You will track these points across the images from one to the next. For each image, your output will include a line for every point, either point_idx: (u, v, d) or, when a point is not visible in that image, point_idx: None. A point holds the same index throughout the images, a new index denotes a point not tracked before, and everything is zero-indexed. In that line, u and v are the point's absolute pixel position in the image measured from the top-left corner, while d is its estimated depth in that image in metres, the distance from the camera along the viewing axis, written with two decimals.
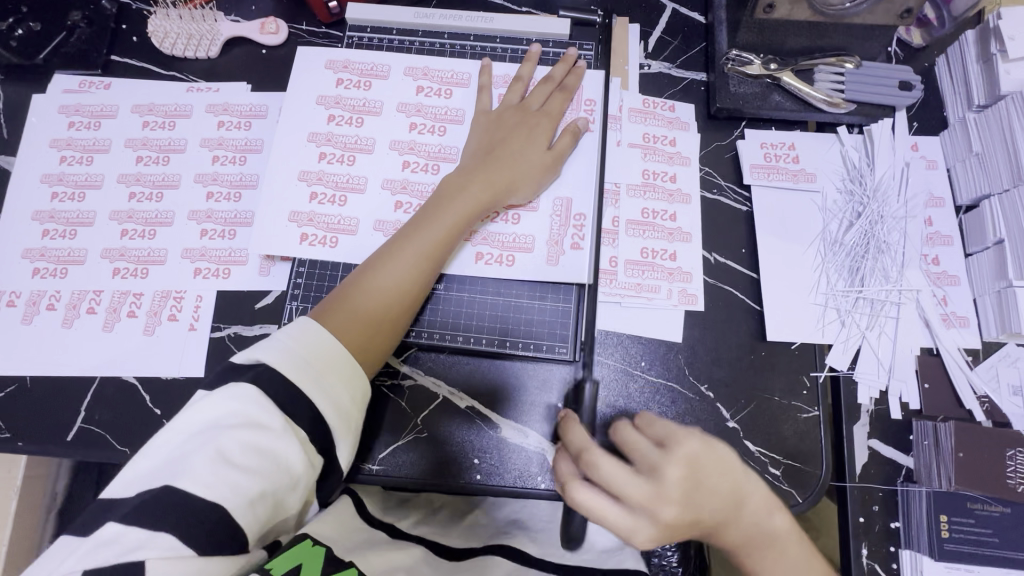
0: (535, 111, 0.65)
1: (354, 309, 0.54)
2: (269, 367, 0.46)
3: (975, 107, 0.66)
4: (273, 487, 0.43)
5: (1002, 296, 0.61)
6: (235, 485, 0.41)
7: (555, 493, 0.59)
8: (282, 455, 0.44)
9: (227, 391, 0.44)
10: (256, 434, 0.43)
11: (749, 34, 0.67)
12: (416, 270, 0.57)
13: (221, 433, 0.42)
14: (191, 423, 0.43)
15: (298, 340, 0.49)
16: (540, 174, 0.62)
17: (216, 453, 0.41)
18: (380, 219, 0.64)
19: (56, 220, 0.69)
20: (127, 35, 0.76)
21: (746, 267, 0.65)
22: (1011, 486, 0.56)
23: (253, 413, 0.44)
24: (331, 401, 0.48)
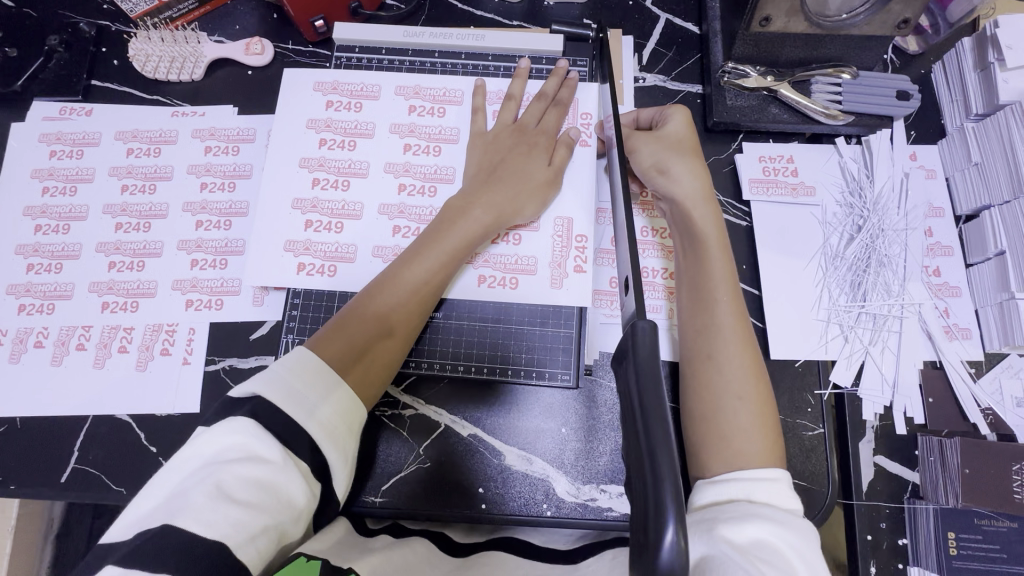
0: (533, 130, 0.63)
1: (353, 338, 0.52)
2: (265, 399, 0.45)
3: (973, 116, 0.65)
4: (276, 520, 0.41)
5: (1004, 308, 0.60)
6: (238, 523, 0.39)
7: (560, 521, 0.58)
8: (283, 488, 0.42)
9: (226, 425, 0.43)
10: (254, 467, 0.42)
11: (745, 46, 0.66)
12: (415, 298, 0.56)
13: (219, 468, 0.41)
14: (191, 459, 0.42)
15: (295, 373, 0.47)
16: (544, 191, 0.61)
17: (215, 487, 0.39)
18: (378, 244, 0.62)
19: (41, 253, 0.67)
20: (107, 58, 0.74)
21: (748, 284, 0.64)
22: (1018, 500, 0.56)
23: (251, 445, 0.42)
24: (330, 433, 0.46)
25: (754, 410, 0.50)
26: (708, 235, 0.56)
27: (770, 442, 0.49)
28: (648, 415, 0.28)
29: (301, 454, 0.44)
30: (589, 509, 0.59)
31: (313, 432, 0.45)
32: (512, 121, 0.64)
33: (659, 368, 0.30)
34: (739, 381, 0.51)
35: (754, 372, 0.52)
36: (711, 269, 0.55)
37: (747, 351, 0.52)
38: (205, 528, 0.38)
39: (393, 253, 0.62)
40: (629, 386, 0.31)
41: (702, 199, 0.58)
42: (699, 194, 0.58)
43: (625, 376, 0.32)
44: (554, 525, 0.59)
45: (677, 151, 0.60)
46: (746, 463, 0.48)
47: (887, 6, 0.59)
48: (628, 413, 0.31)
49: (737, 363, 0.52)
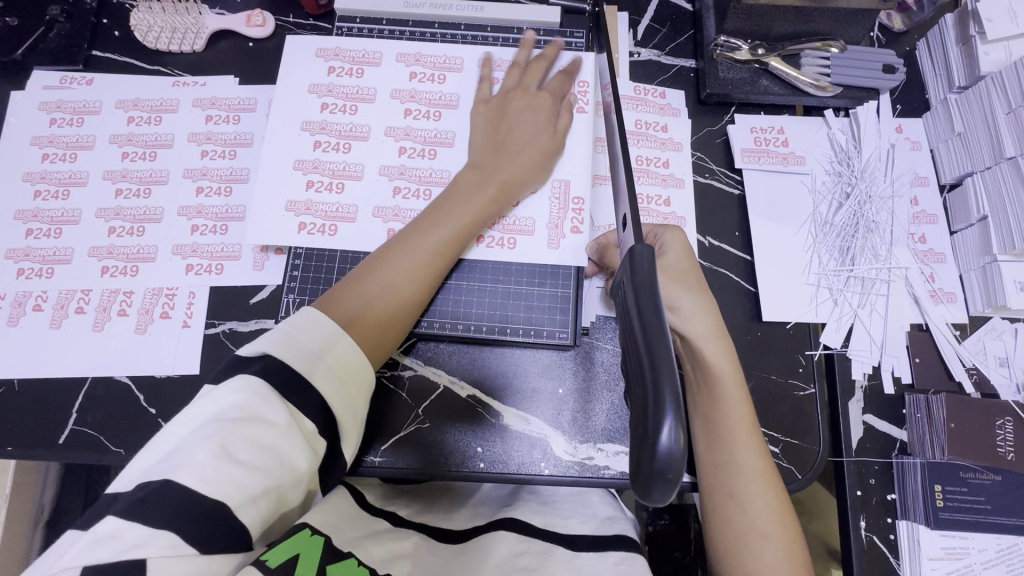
0: (537, 90, 0.64)
1: (365, 298, 0.53)
2: (274, 358, 0.45)
3: (955, 89, 0.68)
4: (277, 483, 0.41)
5: (986, 271, 0.62)
6: (239, 483, 0.39)
7: (556, 479, 0.59)
8: (286, 452, 0.42)
9: (232, 384, 0.43)
10: (257, 429, 0.41)
11: (738, 18, 0.68)
12: (424, 263, 0.56)
13: (223, 427, 0.40)
14: (195, 416, 0.41)
15: (302, 332, 0.47)
16: (548, 148, 0.62)
17: (219, 447, 0.39)
18: (378, 205, 0.63)
19: (40, 219, 0.67)
20: (108, 29, 0.75)
21: (740, 250, 0.66)
22: (1001, 454, 0.58)
23: (257, 406, 0.42)
24: (340, 392, 0.47)
25: (780, 546, 0.51)
26: (722, 377, 0.54)
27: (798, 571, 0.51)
28: (650, 339, 0.29)
29: (308, 413, 0.44)
30: (587, 468, 0.60)
31: (320, 389, 0.46)
32: (518, 84, 0.65)
33: (658, 294, 0.31)
34: (766, 524, 0.52)
35: (778, 506, 0.52)
36: (727, 406, 0.54)
37: (766, 488, 0.53)
38: (208, 486, 0.38)
39: (394, 214, 0.63)
40: (630, 310, 0.32)
41: (713, 337, 0.55)
42: (711, 330, 0.55)
43: (626, 305, 0.33)
44: (551, 484, 0.60)
45: (682, 285, 0.55)
46: None
47: None
48: (630, 344, 0.32)
49: (761, 502, 0.52)
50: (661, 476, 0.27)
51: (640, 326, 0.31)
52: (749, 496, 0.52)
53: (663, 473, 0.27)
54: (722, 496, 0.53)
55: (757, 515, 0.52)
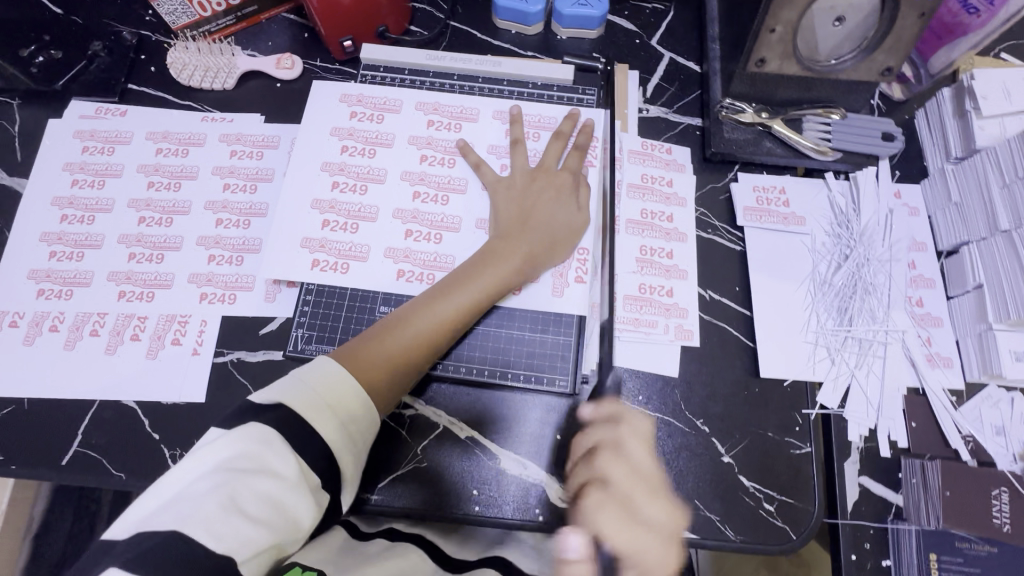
0: (556, 170, 0.66)
1: (386, 351, 0.55)
2: (291, 411, 0.47)
3: (952, 159, 0.70)
4: (282, 538, 0.43)
5: (983, 339, 0.63)
6: (246, 538, 0.41)
7: (550, 526, 0.59)
8: (291, 507, 0.43)
9: (245, 431, 0.44)
10: (266, 481, 0.43)
11: (743, 84, 0.71)
12: (445, 326, 0.58)
13: (234, 478, 0.42)
14: (202, 463, 0.42)
15: (315, 386, 0.49)
16: (562, 196, 0.65)
17: (228, 498, 0.41)
18: (390, 246, 0.66)
19: (64, 242, 0.70)
20: (145, 65, 0.79)
21: (741, 305, 0.67)
22: (996, 525, 0.57)
23: (266, 459, 0.44)
24: (344, 436, 0.48)
25: None
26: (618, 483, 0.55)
27: None
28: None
29: (315, 464, 0.46)
30: None
31: (326, 438, 0.47)
32: (528, 167, 0.67)
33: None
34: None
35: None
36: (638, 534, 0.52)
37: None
38: (213, 539, 0.39)
39: (405, 254, 0.65)
40: None
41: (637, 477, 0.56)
42: (643, 469, 0.57)
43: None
44: (544, 530, 0.60)
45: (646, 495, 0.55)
46: None
47: (873, 54, 0.65)
48: None
49: None
50: None
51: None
52: None
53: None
54: None
55: None
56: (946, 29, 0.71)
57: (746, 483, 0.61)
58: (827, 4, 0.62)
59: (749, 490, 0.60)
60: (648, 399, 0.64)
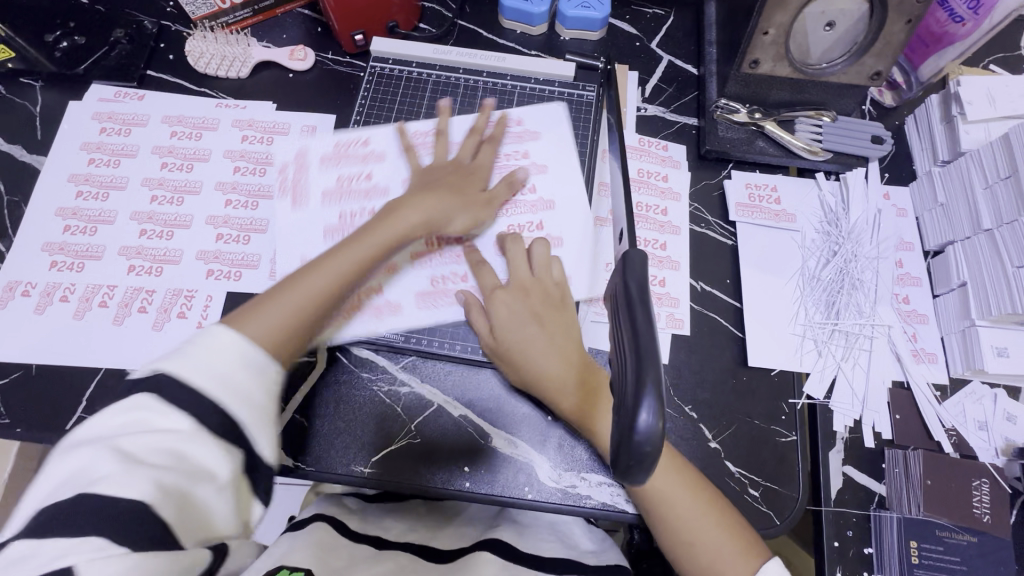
0: (468, 164, 0.69)
1: (287, 303, 0.52)
2: (170, 375, 0.43)
3: (939, 162, 0.72)
4: (185, 482, 0.40)
5: (966, 335, 0.65)
6: (158, 487, 0.39)
7: (539, 504, 0.61)
8: (187, 454, 0.41)
9: (126, 400, 0.42)
10: (134, 438, 0.40)
11: (737, 86, 0.74)
12: (339, 287, 0.55)
13: (115, 441, 0.40)
14: (98, 428, 0.41)
15: (211, 353, 0.44)
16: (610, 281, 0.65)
17: (121, 455, 0.39)
18: (330, 222, 0.68)
19: (78, 217, 0.72)
20: (164, 53, 0.82)
21: (730, 297, 0.69)
22: (977, 515, 0.59)
23: (147, 419, 0.41)
24: (238, 398, 0.44)
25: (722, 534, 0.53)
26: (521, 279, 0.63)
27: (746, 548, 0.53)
28: (639, 340, 0.33)
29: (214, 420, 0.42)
30: (568, 495, 0.61)
31: (216, 401, 0.43)
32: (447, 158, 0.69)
33: (647, 297, 0.34)
34: (720, 552, 0.53)
35: (734, 541, 0.53)
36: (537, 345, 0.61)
37: (716, 519, 0.54)
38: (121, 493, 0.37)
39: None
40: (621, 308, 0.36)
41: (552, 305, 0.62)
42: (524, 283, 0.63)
43: (619, 313, 0.36)
44: (532, 509, 0.61)
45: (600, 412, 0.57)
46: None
47: (862, 58, 0.68)
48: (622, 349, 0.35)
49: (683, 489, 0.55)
50: (641, 452, 0.31)
51: (631, 331, 0.34)
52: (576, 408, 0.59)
53: (643, 448, 0.31)
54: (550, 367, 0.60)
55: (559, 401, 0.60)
56: (934, 38, 0.73)
57: (732, 469, 0.61)
58: (819, 8, 0.65)
59: (735, 476, 0.61)
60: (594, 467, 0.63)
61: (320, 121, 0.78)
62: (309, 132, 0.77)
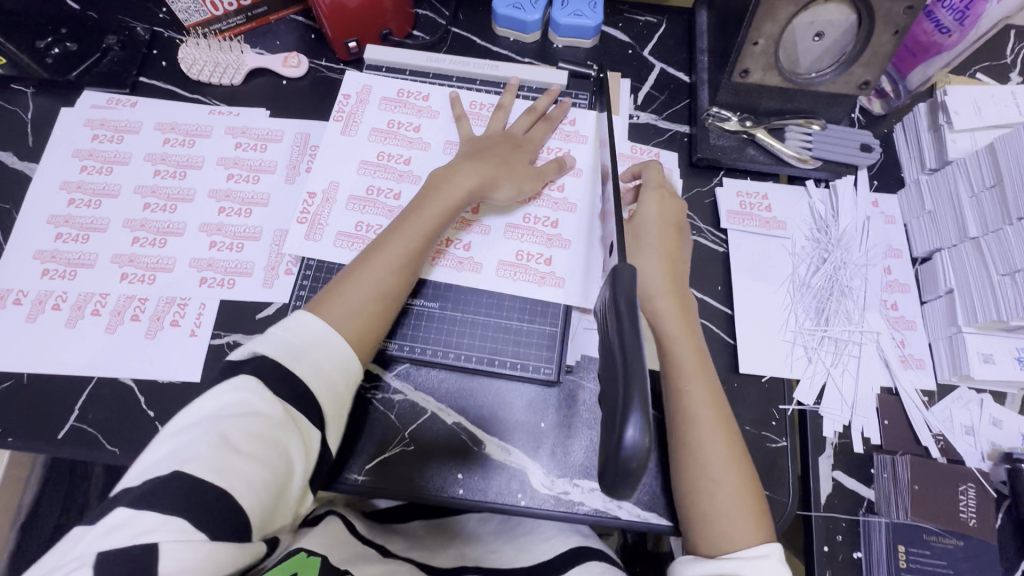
0: (521, 136, 0.72)
1: (347, 299, 0.58)
2: (268, 361, 0.51)
3: (927, 170, 0.73)
4: (273, 474, 0.47)
5: (953, 341, 0.66)
6: (242, 473, 0.45)
7: (533, 511, 0.61)
8: (279, 442, 0.48)
9: (232, 384, 0.50)
10: (246, 420, 0.47)
11: (728, 94, 0.75)
12: (402, 264, 0.61)
13: (222, 422, 0.47)
14: (199, 410, 0.48)
15: (297, 334, 0.54)
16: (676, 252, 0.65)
17: (218, 438, 0.46)
18: (353, 195, 0.71)
19: (71, 224, 0.72)
20: (156, 59, 0.82)
21: (721, 303, 0.70)
22: (963, 519, 0.60)
23: (250, 402, 0.49)
24: (321, 380, 0.53)
25: (734, 491, 0.55)
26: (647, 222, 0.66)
27: (757, 519, 0.54)
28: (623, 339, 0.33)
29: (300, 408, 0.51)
30: (562, 502, 0.62)
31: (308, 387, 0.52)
32: (502, 129, 0.73)
33: (635, 308, 0.34)
34: (732, 506, 0.54)
35: (748, 504, 0.55)
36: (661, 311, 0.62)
37: (738, 480, 0.56)
38: (213, 473, 0.43)
39: (366, 228, 0.69)
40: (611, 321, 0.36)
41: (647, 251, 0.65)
42: (666, 241, 0.66)
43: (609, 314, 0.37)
44: (526, 515, 0.62)
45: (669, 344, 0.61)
46: (733, 539, 0.53)
47: (850, 69, 0.69)
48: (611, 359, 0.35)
49: (715, 448, 0.56)
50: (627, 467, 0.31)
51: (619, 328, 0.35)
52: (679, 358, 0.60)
53: (629, 463, 0.30)
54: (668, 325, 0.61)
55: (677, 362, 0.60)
56: (922, 48, 0.74)
57: None
58: (807, 19, 0.66)
59: None
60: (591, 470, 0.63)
61: (313, 128, 0.78)
62: (302, 139, 0.77)
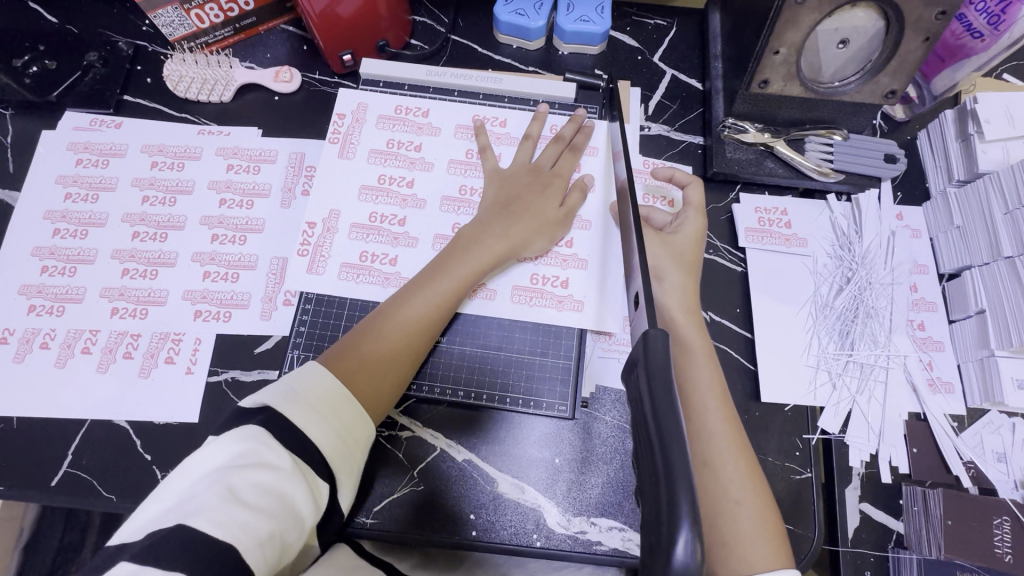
0: (548, 171, 0.68)
1: (366, 355, 0.56)
2: (276, 413, 0.48)
3: (955, 182, 0.70)
4: (280, 528, 0.43)
5: (984, 364, 0.63)
6: (247, 526, 0.41)
7: (549, 554, 0.59)
8: (288, 494, 0.44)
9: (239, 432, 0.46)
10: (257, 471, 0.44)
11: (745, 104, 0.71)
12: (425, 322, 0.59)
13: (228, 473, 0.43)
14: (202, 463, 0.44)
15: (301, 383, 0.51)
16: (693, 271, 0.62)
17: (225, 489, 0.42)
18: (355, 223, 0.67)
19: (57, 256, 0.69)
20: (141, 76, 0.78)
21: (741, 327, 0.67)
22: (999, 555, 0.57)
23: (260, 451, 0.45)
24: (330, 437, 0.49)
25: (755, 512, 0.51)
26: (684, 237, 0.63)
27: (776, 544, 0.51)
28: (661, 430, 0.31)
29: (308, 457, 0.47)
30: (579, 542, 0.59)
31: (314, 440, 0.48)
32: (528, 161, 0.69)
33: (673, 392, 0.33)
34: (753, 531, 0.50)
35: (768, 530, 0.51)
36: (683, 330, 0.58)
37: (758, 502, 0.52)
38: (217, 528, 0.40)
39: (371, 259, 0.66)
40: (642, 397, 0.34)
41: (674, 268, 0.61)
42: (685, 257, 0.62)
43: (641, 388, 0.34)
44: (541, 556, 0.59)
45: (686, 356, 0.57)
46: (755, 568, 0.49)
47: (876, 77, 0.65)
48: (641, 423, 0.34)
49: (735, 471, 0.53)
50: None
51: (655, 421, 0.33)
52: (702, 381, 0.56)
53: None
54: (696, 342, 0.58)
55: (698, 376, 0.56)
56: (949, 51, 0.70)
57: None
58: (831, 26, 0.61)
59: None
60: (607, 510, 0.60)
61: (309, 148, 0.74)
62: (297, 159, 0.74)
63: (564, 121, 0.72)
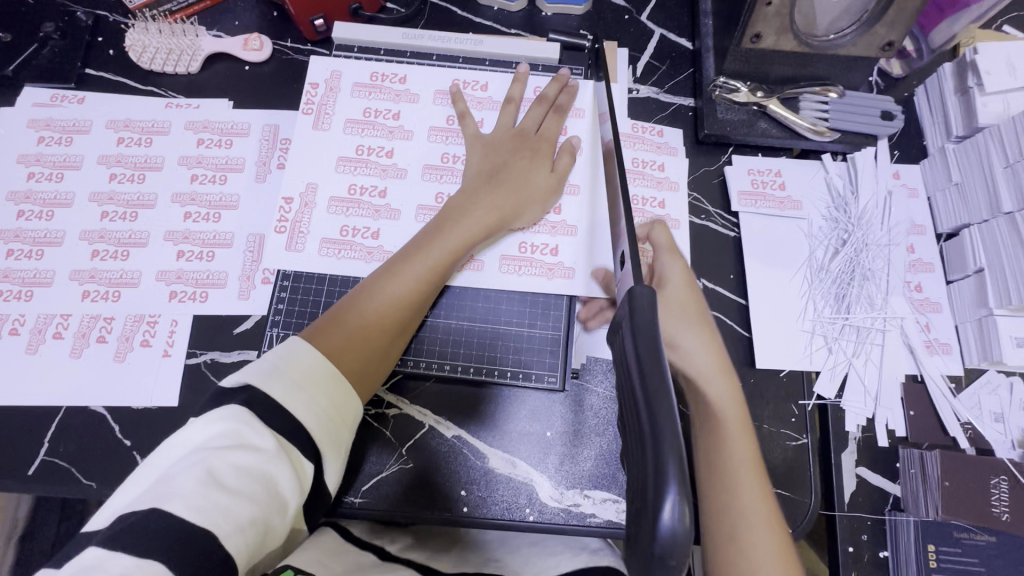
0: (534, 135, 0.65)
1: (351, 327, 0.54)
2: (259, 391, 0.45)
3: (953, 138, 0.67)
4: (263, 513, 0.41)
5: (983, 324, 0.61)
6: (227, 510, 0.39)
7: (542, 528, 0.58)
8: (273, 477, 0.42)
9: (222, 412, 0.43)
10: (240, 453, 0.41)
11: (736, 62, 0.68)
12: (413, 293, 0.57)
13: (211, 454, 0.40)
14: (182, 445, 0.42)
15: (284, 358, 0.49)
16: (708, 325, 0.57)
17: (205, 473, 0.39)
18: (333, 196, 0.65)
19: (22, 239, 0.66)
20: (102, 47, 0.74)
21: (734, 293, 0.65)
22: (995, 514, 0.57)
23: (243, 433, 0.43)
24: (317, 415, 0.47)
25: None
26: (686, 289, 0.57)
27: None
28: (648, 391, 0.29)
29: (292, 437, 0.45)
30: (573, 515, 0.58)
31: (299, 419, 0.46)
32: (512, 125, 0.66)
33: (661, 356, 0.31)
34: None
35: None
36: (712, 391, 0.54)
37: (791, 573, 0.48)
38: (193, 512, 0.38)
39: (352, 232, 0.64)
40: (628, 356, 0.32)
41: (695, 326, 0.56)
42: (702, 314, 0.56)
43: (628, 352, 0.32)
44: (535, 531, 0.58)
45: (682, 319, 0.56)
46: None
47: (873, 28, 0.62)
48: (626, 384, 0.32)
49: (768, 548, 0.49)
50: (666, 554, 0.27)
51: (640, 377, 0.31)
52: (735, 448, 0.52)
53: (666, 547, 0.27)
54: (727, 408, 0.54)
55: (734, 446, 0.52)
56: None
57: None
58: None
59: None
60: (599, 484, 0.59)
61: (283, 119, 0.71)
62: (271, 131, 0.70)
63: (548, 82, 0.69)
